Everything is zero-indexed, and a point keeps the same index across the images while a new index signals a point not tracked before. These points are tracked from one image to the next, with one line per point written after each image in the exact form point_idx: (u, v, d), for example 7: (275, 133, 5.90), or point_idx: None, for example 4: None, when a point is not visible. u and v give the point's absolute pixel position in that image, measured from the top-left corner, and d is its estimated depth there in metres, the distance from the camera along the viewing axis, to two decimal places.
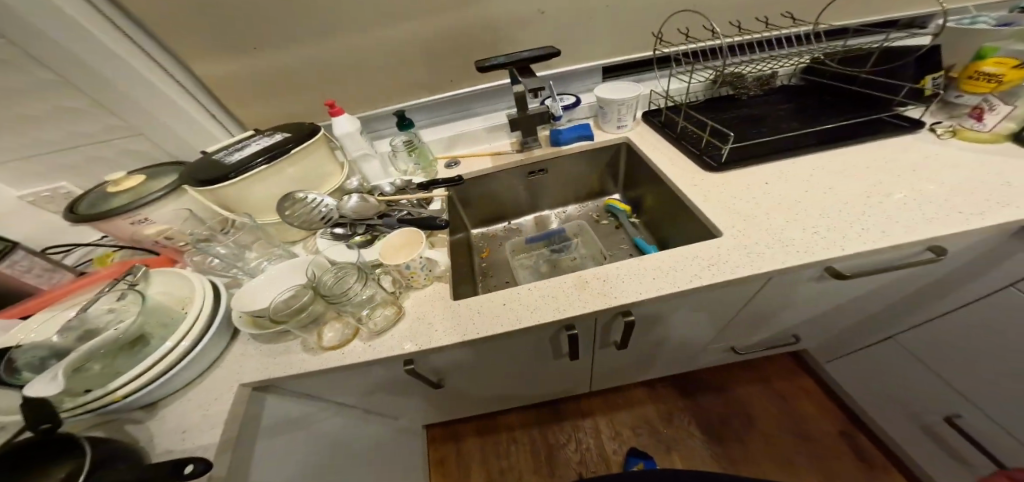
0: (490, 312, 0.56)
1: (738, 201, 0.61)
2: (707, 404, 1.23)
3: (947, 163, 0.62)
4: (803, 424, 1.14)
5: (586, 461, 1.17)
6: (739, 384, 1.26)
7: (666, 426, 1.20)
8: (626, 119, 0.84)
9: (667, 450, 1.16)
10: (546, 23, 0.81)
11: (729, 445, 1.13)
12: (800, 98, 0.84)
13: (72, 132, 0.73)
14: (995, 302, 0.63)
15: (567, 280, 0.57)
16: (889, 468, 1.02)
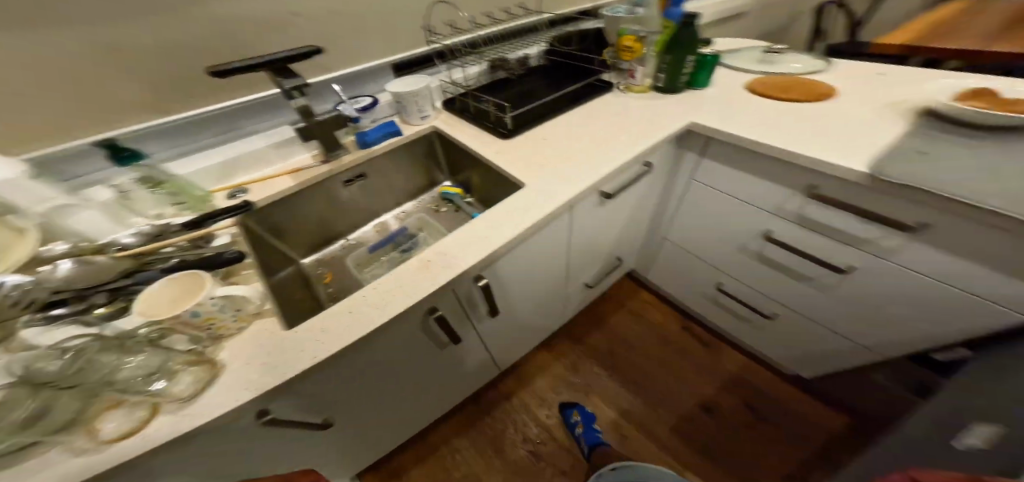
0: (341, 326, 0.51)
1: (530, 159, 0.75)
2: (597, 341, 1.55)
3: (638, 104, 0.92)
4: (664, 334, 1.54)
5: (528, 434, 1.30)
6: (610, 316, 1.65)
7: (578, 374, 1.45)
8: (427, 107, 0.88)
9: (588, 396, 1.38)
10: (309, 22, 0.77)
11: (625, 369, 1.45)
12: (553, 71, 1.06)
13: None
14: (696, 193, 1.01)
15: (413, 265, 0.58)
16: (721, 346, 1.48)
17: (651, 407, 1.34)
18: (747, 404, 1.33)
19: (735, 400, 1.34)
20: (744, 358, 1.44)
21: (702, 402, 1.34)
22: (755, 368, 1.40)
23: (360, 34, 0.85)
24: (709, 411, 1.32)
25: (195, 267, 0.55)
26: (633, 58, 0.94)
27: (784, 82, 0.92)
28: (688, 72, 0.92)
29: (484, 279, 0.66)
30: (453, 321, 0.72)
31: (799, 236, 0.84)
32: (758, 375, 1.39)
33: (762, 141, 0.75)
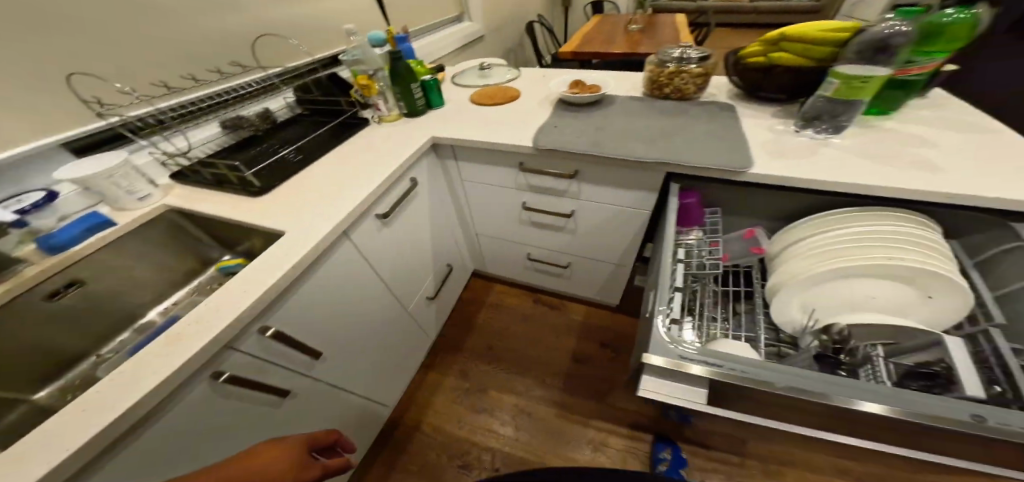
0: (72, 429, 0.48)
1: (287, 206, 0.81)
2: (475, 344, 1.78)
3: (386, 133, 1.09)
4: (524, 312, 1.89)
5: (447, 454, 1.44)
6: (479, 316, 1.89)
7: (470, 380, 1.65)
8: (141, 188, 0.85)
9: (487, 391, 1.61)
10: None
11: (504, 356, 1.72)
12: (298, 123, 1.15)
13: None
14: (472, 190, 1.25)
15: (163, 345, 0.57)
16: (566, 304, 1.91)
17: (532, 375, 1.64)
18: (599, 342, 1.73)
19: (588, 340, 1.74)
20: (585, 305, 1.89)
21: (569, 352, 1.71)
22: (595, 310, 1.85)
23: (17, 122, 0.72)
24: (575, 357, 1.69)
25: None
26: (374, 93, 1.10)
27: (494, 92, 1.26)
28: (420, 96, 1.13)
29: (271, 328, 0.73)
30: (260, 378, 0.75)
31: (537, 200, 1.16)
32: (598, 314, 1.84)
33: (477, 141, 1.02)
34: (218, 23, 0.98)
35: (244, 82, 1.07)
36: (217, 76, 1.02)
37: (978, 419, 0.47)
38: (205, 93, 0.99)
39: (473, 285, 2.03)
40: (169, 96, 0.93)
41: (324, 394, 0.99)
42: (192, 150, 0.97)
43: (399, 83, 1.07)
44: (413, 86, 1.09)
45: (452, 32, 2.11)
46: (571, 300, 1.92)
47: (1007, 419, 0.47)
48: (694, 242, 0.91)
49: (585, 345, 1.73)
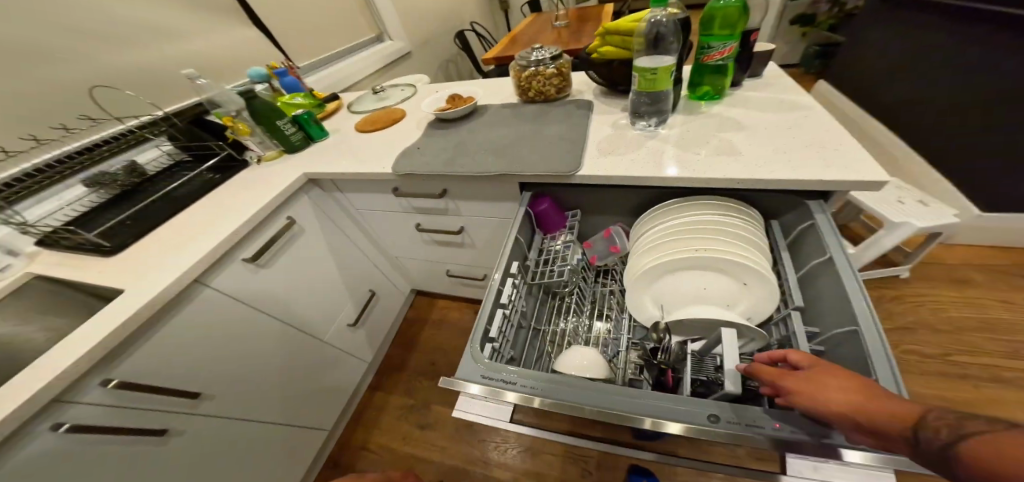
0: None
1: (135, 265, 0.83)
2: (418, 363, 1.79)
3: (261, 174, 1.10)
4: (465, 325, 1.90)
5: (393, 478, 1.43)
6: (422, 335, 1.91)
7: (414, 397, 1.66)
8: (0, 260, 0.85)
9: (428, 409, 1.61)
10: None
11: (445, 371, 1.73)
12: (172, 171, 1.16)
13: None
14: (369, 217, 1.26)
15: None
16: None
17: None
18: None
19: None
20: None
21: None
22: None
23: None
24: None
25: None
26: (246, 136, 1.13)
27: (376, 116, 1.27)
28: (294, 133, 1.15)
29: (115, 380, 0.71)
30: (117, 431, 0.73)
31: (426, 220, 1.17)
32: None
33: (343, 171, 1.03)
34: (61, 81, 0.99)
35: (106, 138, 1.08)
36: (65, 135, 1.02)
37: (713, 421, 0.46)
38: (54, 157, 0.99)
39: (416, 306, 2.06)
40: (11, 161, 0.93)
41: (233, 437, 0.97)
42: (56, 213, 0.97)
43: (265, 124, 1.09)
44: (282, 124, 1.11)
45: (372, 52, 2.12)
46: None
47: (739, 416, 0.46)
48: (561, 247, 0.89)
49: None
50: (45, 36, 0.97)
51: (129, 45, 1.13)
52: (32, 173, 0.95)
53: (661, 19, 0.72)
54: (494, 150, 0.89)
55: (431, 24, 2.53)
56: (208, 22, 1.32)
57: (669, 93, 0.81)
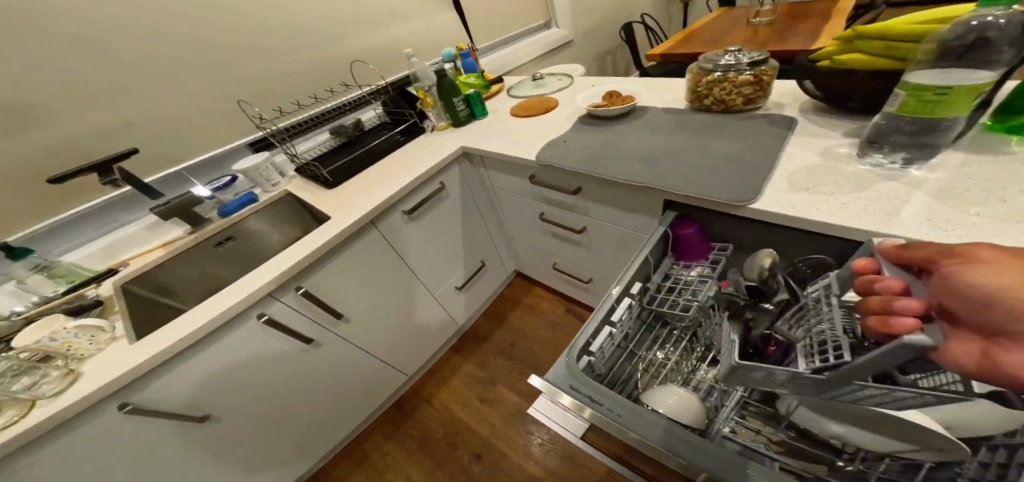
0: (171, 329, 0.77)
1: (343, 199, 1.08)
2: (500, 340, 1.92)
3: (430, 142, 1.28)
4: (551, 318, 1.95)
5: (451, 431, 1.61)
6: (511, 314, 2.03)
7: (485, 370, 1.80)
8: (274, 178, 1.19)
9: (494, 386, 1.73)
10: (153, 129, 1.05)
11: (521, 357, 1.82)
12: (379, 128, 1.43)
13: None
14: (500, 197, 1.34)
15: (230, 290, 0.84)
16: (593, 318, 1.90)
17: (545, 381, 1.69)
18: None
19: None
20: None
21: None
22: None
23: (205, 127, 1.14)
24: None
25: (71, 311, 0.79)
26: (429, 107, 1.33)
27: (530, 103, 1.32)
28: (462, 109, 1.30)
29: (303, 288, 0.96)
30: (298, 325, 1.00)
31: (553, 214, 1.18)
32: None
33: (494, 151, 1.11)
34: (323, 52, 1.32)
35: (341, 101, 1.40)
36: (317, 100, 1.36)
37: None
38: (314, 111, 1.35)
39: (514, 286, 2.17)
40: (297, 111, 1.32)
41: (355, 352, 1.22)
42: (308, 150, 1.33)
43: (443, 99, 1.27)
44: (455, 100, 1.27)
45: (538, 38, 2.19)
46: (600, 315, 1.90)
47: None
48: (694, 279, 0.77)
49: None
50: (324, 19, 1.28)
51: (370, 26, 1.41)
52: (304, 123, 1.31)
53: (998, 18, 0.48)
54: (655, 158, 0.80)
55: (600, 14, 2.47)
56: (422, 7, 1.55)
57: (956, 121, 0.54)
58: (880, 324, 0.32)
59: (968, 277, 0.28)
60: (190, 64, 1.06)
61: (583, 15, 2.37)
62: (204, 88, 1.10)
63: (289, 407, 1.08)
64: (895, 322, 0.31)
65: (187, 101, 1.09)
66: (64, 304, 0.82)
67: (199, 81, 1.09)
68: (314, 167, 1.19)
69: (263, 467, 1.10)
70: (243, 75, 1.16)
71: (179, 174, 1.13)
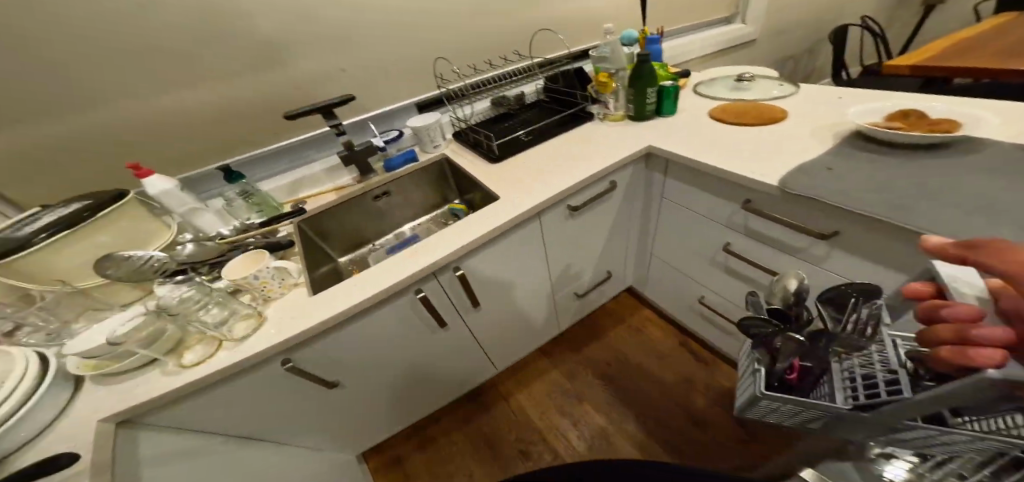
0: (345, 291, 0.72)
1: (513, 180, 0.96)
2: (595, 354, 1.71)
3: (608, 132, 1.10)
4: (658, 347, 1.69)
5: (525, 437, 1.48)
6: (611, 331, 1.80)
7: (572, 382, 1.63)
8: (438, 139, 1.17)
9: (581, 405, 1.55)
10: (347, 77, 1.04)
11: (618, 380, 1.60)
12: (543, 107, 1.29)
13: None
14: (667, 210, 1.13)
15: (397, 261, 0.78)
16: (711, 361, 1.60)
17: (641, 416, 1.47)
18: (739, 426, 1.39)
19: (729, 421, 1.40)
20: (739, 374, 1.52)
21: (695, 417, 1.43)
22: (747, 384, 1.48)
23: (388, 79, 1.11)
24: (700, 427, 1.40)
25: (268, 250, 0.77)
26: (608, 92, 1.13)
27: (742, 108, 1.05)
28: (652, 101, 1.07)
29: (461, 269, 0.87)
30: (442, 306, 0.92)
31: (748, 248, 0.93)
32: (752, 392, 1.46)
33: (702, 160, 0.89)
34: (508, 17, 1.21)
35: (512, 70, 1.29)
36: (490, 66, 1.29)
37: None
38: (486, 77, 1.26)
39: (620, 300, 1.93)
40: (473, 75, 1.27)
41: (473, 342, 1.13)
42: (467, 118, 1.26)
43: (633, 86, 1.06)
44: (647, 91, 1.05)
45: (719, 31, 1.86)
46: (721, 359, 1.59)
47: None
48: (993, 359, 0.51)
49: (720, 422, 1.40)
50: None
51: None
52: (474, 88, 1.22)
53: None
54: (925, 192, 0.62)
55: (798, 12, 2.02)
56: None
57: None
58: (958, 357, 0.28)
59: None
60: (396, 12, 1.01)
61: (778, 11, 1.95)
62: (399, 39, 1.05)
63: (405, 385, 1.02)
64: (975, 351, 0.27)
65: (381, 51, 1.04)
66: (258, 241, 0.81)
67: (398, 33, 1.04)
68: (488, 135, 1.10)
69: (365, 439, 1.06)
70: (434, 31, 1.09)
71: (363, 123, 1.13)
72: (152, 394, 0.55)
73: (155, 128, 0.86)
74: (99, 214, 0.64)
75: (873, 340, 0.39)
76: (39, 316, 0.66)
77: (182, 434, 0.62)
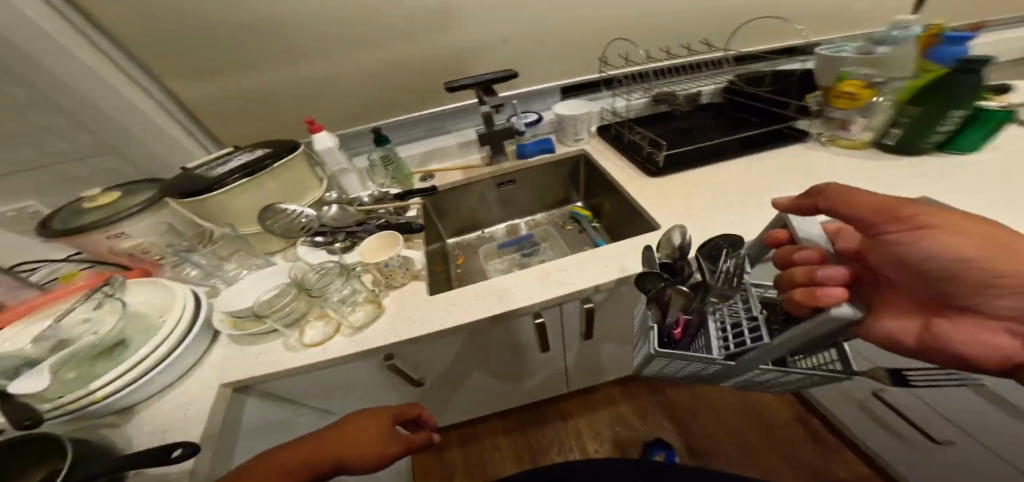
0: (465, 304, 0.62)
1: (680, 206, 0.73)
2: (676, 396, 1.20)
3: (842, 163, 0.76)
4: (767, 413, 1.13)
5: None
6: None
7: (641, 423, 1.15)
8: (582, 132, 0.98)
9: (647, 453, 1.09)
10: (511, 51, 0.92)
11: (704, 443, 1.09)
12: (724, 112, 1.01)
13: (57, 151, 0.76)
14: None
15: (530, 275, 0.66)
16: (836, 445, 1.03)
17: None
18: None
19: None
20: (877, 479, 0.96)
21: None
22: None
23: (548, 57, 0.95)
24: None
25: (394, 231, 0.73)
26: (852, 108, 0.75)
27: None
28: (947, 130, 0.69)
29: (590, 303, 0.70)
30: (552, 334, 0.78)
31: None
32: None
33: None
34: None
35: (693, 62, 1.04)
36: (667, 55, 1.06)
37: None
38: (657, 66, 1.04)
39: None
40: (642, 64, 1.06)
41: (564, 374, 0.97)
42: (623, 112, 1.04)
43: (918, 107, 0.67)
44: (947, 115, 0.67)
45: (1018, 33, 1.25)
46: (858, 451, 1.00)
47: None
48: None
49: None
50: None
51: None
52: (640, 77, 1.02)
53: None
54: None
55: None
56: None
57: None
58: (805, 298, 0.30)
59: (929, 241, 0.33)
60: None
61: None
62: (577, 10, 0.87)
63: (487, 398, 0.92)
64: (823, 293, 0.28)
65: (553, 23, 0.88)
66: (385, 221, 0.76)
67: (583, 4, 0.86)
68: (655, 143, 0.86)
69: None
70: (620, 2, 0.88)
71: (509, 101, 1.02)
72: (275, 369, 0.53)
73: (322, 82, 0.85)
74: (275, 163, 0.70)
75: (738, 280, 0.38)
76: (204, 255, 0.72)
77: (285, 407, 0.60)
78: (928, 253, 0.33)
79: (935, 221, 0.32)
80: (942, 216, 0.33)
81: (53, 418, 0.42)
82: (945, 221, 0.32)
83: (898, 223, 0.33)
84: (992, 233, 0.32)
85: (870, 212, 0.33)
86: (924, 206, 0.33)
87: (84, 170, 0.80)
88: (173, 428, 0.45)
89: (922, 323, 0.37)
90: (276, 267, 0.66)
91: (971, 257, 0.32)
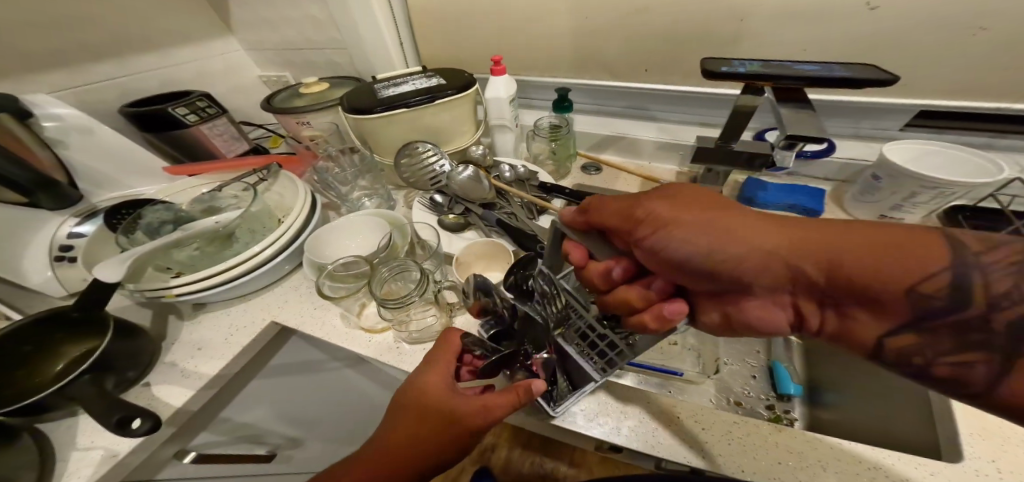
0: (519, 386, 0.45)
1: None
2: None
3: None
4: None
5: None
6: None
7: None
8: (912, 211, 0.49)
9: None
10: (878, 25, 0.47)
11: None
12: None
13: (305, 36, 0.82)
14: None
15: (673, 404, 0.44)
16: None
17: None
18: None
19: None
20: None
21: None
22: None
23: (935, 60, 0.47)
24: None
25: (507, 237, 0.57)
26: None
27: None
28: None
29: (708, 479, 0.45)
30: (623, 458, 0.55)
31: None
32: None
33: None
34: None
35: None
36: None
37: None
38: None
39: None
40: None
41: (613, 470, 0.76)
42: None
43: None
44: None
45: None
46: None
47: None
48: None
49: None
50: None
51: None
52: None
53: None
54: None
55: None
56: None
57: None
58: (659, 325, 0.27)
59: (654, 235, 0.29)
60: None
61: None
62: None
63: None
64: (669, 312, 0.27)
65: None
66: (507, 217, 0.59)
67: None
68: None
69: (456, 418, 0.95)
70: None
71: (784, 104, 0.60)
72: (324, 335, 0.50)
73: (544, 17, 0.66)
74: (456, 95, 0.62)
75: (555, 293, 0.39)
76: (345, 171, 0.72)
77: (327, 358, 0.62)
78: (674, 246, 0.28)
79: (666, 214, 0.29)
80: (678, 207, 0.29)
81: (143, 294, 0.48)
82: (664, 206, 0.30)
83: (642, 227, 0.30)
84: (716, 216, 0.28)
85: (615, 219, 0.32)
86: (642, 203, 0.31)
87: (314, 59, 0.87)
88: (205, 349, 0.49)
89: (717, 308, 0.29)
90: (370, 217, 0.60)
91: (750, 250, 0.26)
